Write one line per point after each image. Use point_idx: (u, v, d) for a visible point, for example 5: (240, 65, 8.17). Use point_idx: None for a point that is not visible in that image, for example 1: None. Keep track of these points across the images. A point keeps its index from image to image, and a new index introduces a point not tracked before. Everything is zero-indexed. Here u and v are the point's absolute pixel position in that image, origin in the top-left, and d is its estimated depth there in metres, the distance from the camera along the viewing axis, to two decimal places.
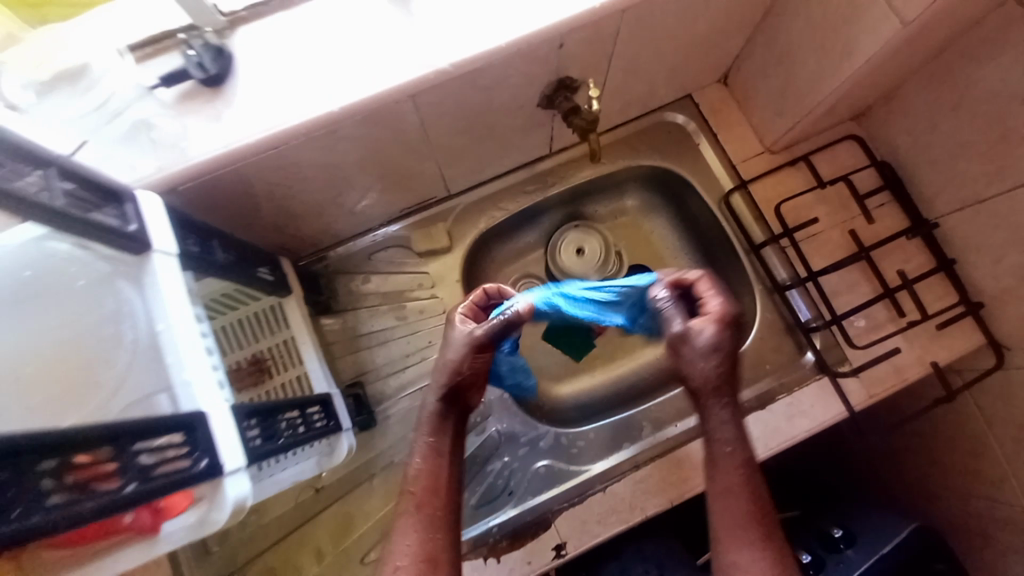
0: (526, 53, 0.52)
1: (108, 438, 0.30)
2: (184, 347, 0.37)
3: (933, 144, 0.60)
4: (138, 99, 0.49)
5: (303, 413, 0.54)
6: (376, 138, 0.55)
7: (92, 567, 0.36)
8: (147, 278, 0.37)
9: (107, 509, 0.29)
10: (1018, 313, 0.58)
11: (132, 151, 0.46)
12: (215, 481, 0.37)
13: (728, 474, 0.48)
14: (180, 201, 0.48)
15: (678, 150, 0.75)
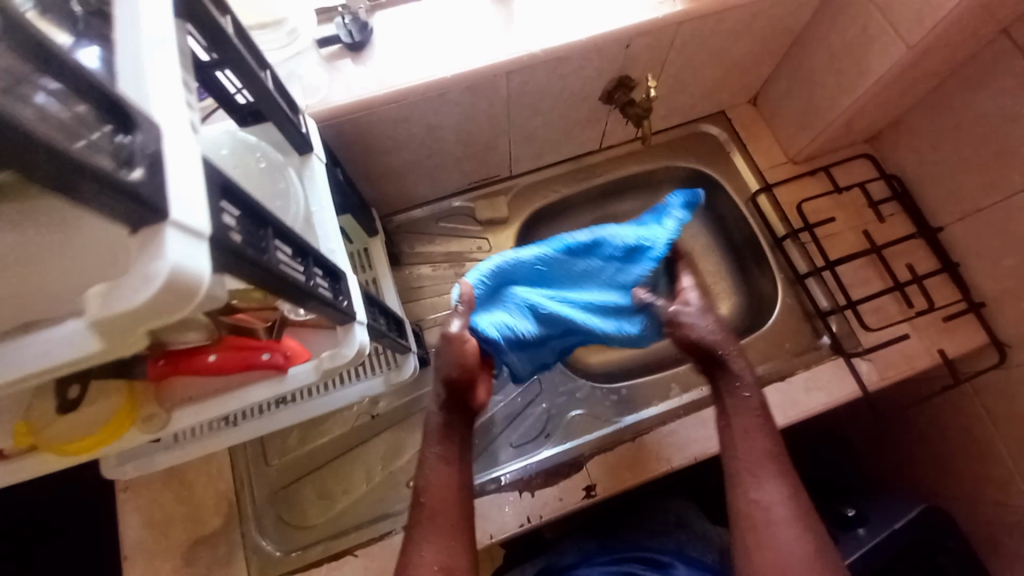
0: (600, 49, 0.66)
1: (304, 244, 0.36)
2: (331, 225, 0.47)
3: (935, 165, 0.79)
4: (304, 52, 0.62)
5: (389, 322, 0.62)
6: (473, 107, 0.68)
7: (233, 393, 0.46)
8: (307, 172, 0.48)
9: (304, 292, 0.35)
10: (1012, 310, 0.74)
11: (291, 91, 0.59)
12: (345, 326, 0.44)
13: (744, 417, 0.59)
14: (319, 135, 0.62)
15: (714, 156, 0.92)
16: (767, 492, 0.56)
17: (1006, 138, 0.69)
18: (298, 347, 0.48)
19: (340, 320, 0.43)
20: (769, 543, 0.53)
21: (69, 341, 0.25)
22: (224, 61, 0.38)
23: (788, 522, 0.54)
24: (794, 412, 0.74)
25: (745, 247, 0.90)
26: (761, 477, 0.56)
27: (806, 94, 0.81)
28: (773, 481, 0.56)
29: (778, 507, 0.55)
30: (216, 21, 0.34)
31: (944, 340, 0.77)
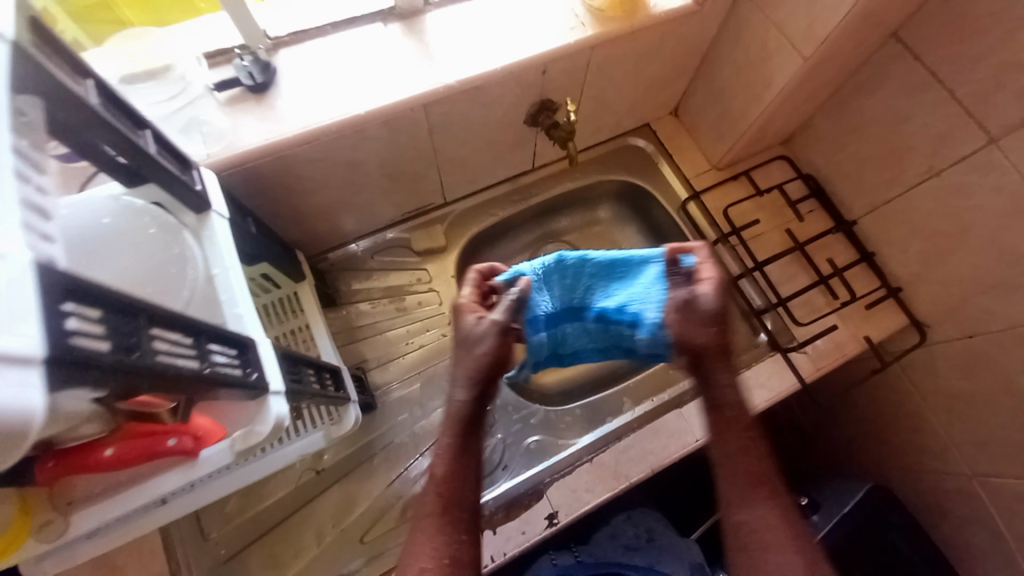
0: (519, 77, 0.65)
1: (193, 328, 0.34)
2: (236, 285, 0.44)
3: (841, 163, 0.84)
4: (201, 97, 0.58)
5: (320, 376, 0.58)
6: (394, 141, 0.66)
7: (141, 484, 0.42)
8: (205, 232, 0.45)
9: (195, 380, 0.33)
10: (925, 292, 0.80)
11: (183, 140, 0.55)
12: (259, 400, 0.41)
13: (739, 436, 0.50)
14: (223, 184, 0.57)
15: (644, 168, 0.94)
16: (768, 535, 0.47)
17: (898, 138, 0.74)
18: (211, 426, 0.44)
19: (251, 395, 0.40)
20: (761, 572, 0.46)
21: None
22: (85, 133, 0.34)
23: (780, 545, 0.46)
24: (741, 412, 0.77)
25: None
26: (744, 499, 0.49)
27: (721, 104, 0.84)
28: (766, 500, 0.48)
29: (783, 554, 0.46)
30: (79, 92, 0.32)
31: (868, 326, 0.82)
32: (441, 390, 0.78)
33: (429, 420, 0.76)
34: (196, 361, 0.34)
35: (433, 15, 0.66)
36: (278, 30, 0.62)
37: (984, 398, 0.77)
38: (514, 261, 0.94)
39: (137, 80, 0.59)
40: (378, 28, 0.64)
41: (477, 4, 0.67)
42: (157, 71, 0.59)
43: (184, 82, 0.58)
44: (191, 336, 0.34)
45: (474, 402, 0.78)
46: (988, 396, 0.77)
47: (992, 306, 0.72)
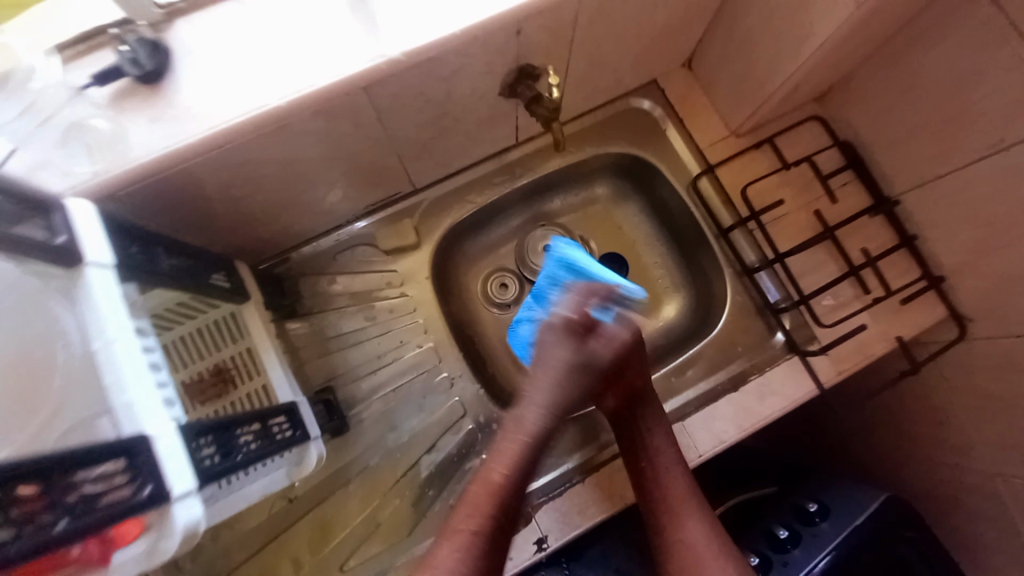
0: (484, 41, 0.51)
1: (39, 471, 0.30)
2: (122, 365, 0.36)
3: (888, 128, 0.69)
4: (69, 101, 0.47)
5: (264, 425, 0.52)
6: (335, 132, 0.53)
7: None
8: (79, 295, 0.37)
9: (39, 549, 0.29)
10: (972, 283, 0.69)
11: (65, 156, 0.45)
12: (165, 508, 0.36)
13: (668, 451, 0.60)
14: (124, 204, 0.47)
15: (650, 136, 0.80)
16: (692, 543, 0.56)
17: (965, 101, 0.59)
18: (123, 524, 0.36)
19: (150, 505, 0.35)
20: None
21: None
22: None
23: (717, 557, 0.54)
24: (750, 423, 0.70)
25: (691, 237, 0.81)
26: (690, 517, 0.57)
27: (744, 57, 0.68)
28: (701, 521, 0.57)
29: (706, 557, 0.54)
30: None
31: (901, 322, 0.72)
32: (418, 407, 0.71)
33: (406, 441, 0.70)
34: (52, 505, 0.31)
35: None
36: None
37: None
38: (500, 250, 0.83)
39: None
40: None
41: None
42: None
43: (42, 87, 0.47)
44: (39, 480, 0.30)
45: (455, 420, 0.70)
46: None
47: None
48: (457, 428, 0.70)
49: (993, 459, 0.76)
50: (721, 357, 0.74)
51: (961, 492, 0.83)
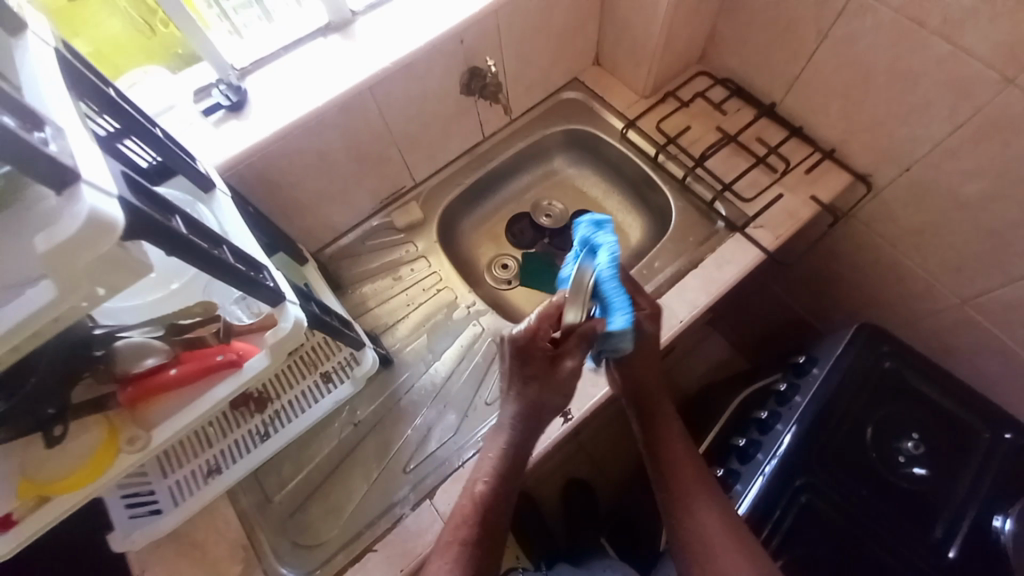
0: (441, 48, 0.79)
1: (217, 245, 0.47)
2: (245, 236, 0.54)
3: (750, 56, 0.94)
4: (196, 121, 0.72)
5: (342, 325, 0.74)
6: (352, 127, 0.79)
7: (203, 395, 0.51)
8: (214, 205, 0.56)
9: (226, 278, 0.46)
10: (851, 142, 0.87)
11: (205, 146, 0.70)
12: (279, 307, 0.53)
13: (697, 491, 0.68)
14: (235, 179, 0.72)
15: (582, 114, 1.04)
16: (701, 520, 0.65)
17: (783, 15, 0.84)
18: (248, 347, 0.54)
19: (271, 297, 0.52)
20: None
21: (34, 298, 0.32)
22: (125, 127, 0.49)
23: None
24: (715, 288, 0.84)
25: (635, 176, 1.02)
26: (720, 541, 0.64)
27: (628, 36, 0.95)
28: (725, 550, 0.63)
29: (716, 533, 0.64)
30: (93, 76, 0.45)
31: (813, 188, 0.89)
32: (448, 334, 0.87)
33: (440, 358, 0.85)
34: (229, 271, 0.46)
35: (361, 21, 0.81)
36: (242, 60, 0.77)
37: (942, 219, 0.82)
38: (487, 223, 1.07)
39: (166, 113, 0.73)
40: (319, 41, 0.79)
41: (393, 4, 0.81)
42: (166, 108, 0.73)
43: (188, 111, 0.73)
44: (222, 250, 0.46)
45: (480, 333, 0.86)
46: (942, 215, 0.82)
47: (912, 130, 0.78)
48: (481, 339, 0.86)
49: (947, 284, 0.88)
50: (681, 252, 0.90)
51: (950, 330, 0.93)
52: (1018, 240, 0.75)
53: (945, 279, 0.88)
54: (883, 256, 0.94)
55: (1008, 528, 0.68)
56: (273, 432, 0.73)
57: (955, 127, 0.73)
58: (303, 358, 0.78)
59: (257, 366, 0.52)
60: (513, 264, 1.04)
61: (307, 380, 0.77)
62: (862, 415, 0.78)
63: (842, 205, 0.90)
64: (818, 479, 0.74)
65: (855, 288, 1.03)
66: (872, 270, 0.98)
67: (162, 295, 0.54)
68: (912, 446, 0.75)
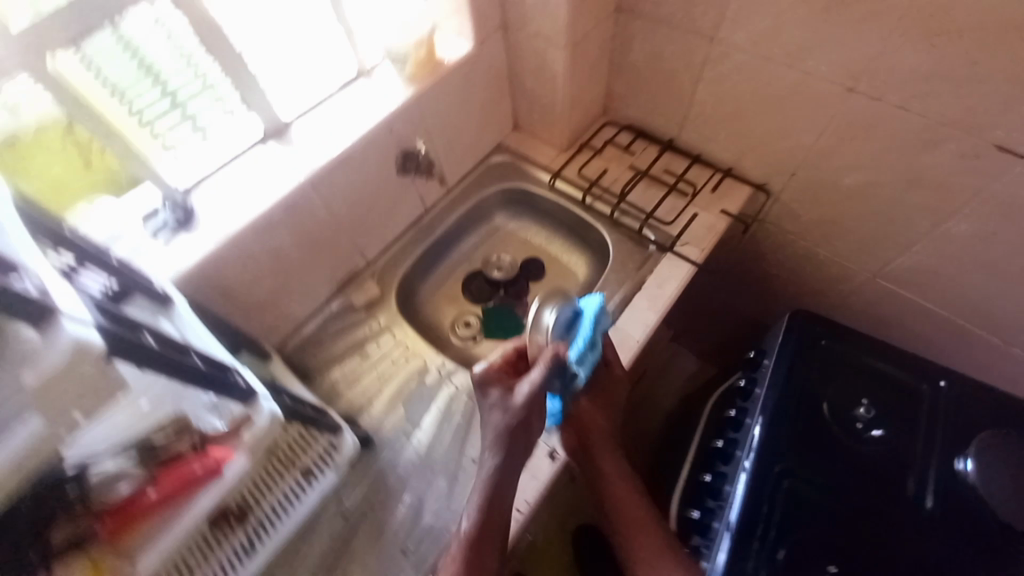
0: (372, 138, 0.87)
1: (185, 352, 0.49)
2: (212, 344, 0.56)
3: (644, 104, 1.08)
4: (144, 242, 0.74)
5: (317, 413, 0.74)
6: (300, 222, 0.83)
7: (191, 507, 0.54)
8: (177, 317, 0.57)
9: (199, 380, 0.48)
10: (743, 159, 1.01)
11: (156, 263, 0.72)
12: (252, 403, 0.56)
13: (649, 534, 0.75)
14: (190, 290, 0.74)
15: (512, 173, 1.14)
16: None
17: (662, 68, 0.99)
18: (225, 452, 0.55)
19: (243, 395, 0.54)
20: None
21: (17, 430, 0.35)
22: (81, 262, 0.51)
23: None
24: (661, 305, 0.92)
25: (570, 219, 1.11)
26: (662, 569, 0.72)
27: (538, 103, 1.08)
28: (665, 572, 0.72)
29: None
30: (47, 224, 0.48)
31: (722, 203, 1.02)
32: (423, 400, 0.88)
33: (420, 425, 0.85)
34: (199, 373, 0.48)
35: (295, 127, 0.88)
36: (183, 179, 0.80)
37: (831, 209, 0.96)
38: (444, 287, 1.12)
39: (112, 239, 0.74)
40: (259, 151, 0.85)
41: (323, 109, 0.90)
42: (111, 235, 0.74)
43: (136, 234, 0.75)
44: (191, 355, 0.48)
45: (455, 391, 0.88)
46: (831, 206, 0.96)
47: (787, 142, 0.93)
48: (457, 399, 0.87)
49: (853, 263, 1.01)
50: (625, 278, 0.98)
51: (868, 301, 1.05)
52: (897, 215, 0.89)
53: (850, 259, 1.01)
54: (796, 249, 1.07)
55: (970, 468, 0.75)
56: (259, 544, 0.70)
57: (817, 135, 0.88)
58: (278, 460, 0.74)
59: (238, 468, 0.55)
60: (475, 320, 1.08)
61: (286, 482, 0.74)
62: (817, 393, 0.85)
63: (750, 212, 1.02)
64: (794, 462, 0.79)
65: (782, 281, 1.15)
66: (791, 263, 1.10)
67: (128, 415, 0.47)
68: (866, 411, 0.82)
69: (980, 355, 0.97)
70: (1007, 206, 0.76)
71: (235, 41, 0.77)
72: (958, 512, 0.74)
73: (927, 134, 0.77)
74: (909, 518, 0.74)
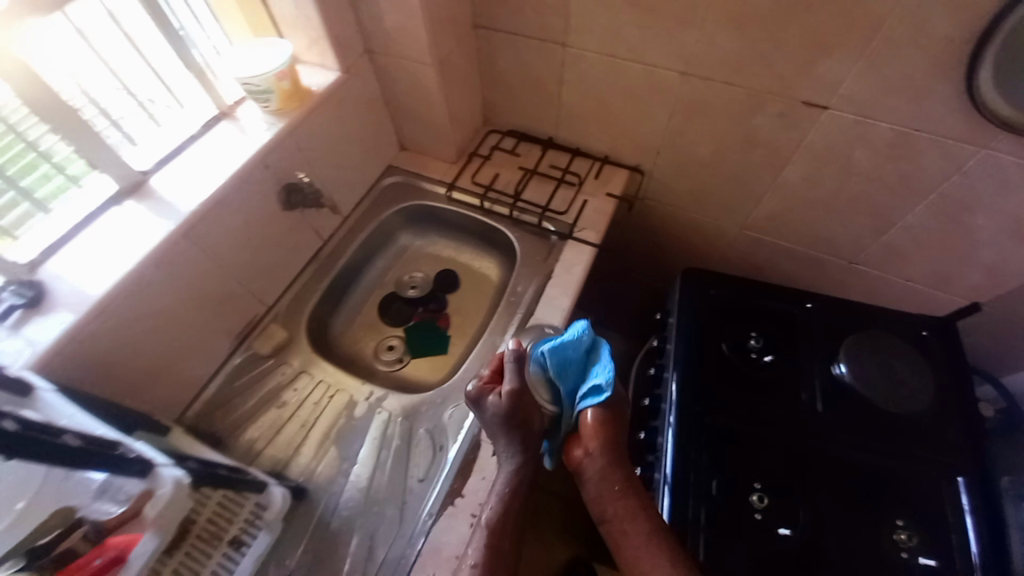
0: (247, 176, 0.82)
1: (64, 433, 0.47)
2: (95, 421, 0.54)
3: (519, 109, 1.15)
4: None
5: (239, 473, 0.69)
6: (181, 276, 0.77)
7: None
8: (50, 405, 0.54)
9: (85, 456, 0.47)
10: (616, 146, 1.12)
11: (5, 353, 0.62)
12: (153, 475, 0.54)
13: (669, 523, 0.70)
14: (55, 375, 0.64)
15: (408, 192, 1.14)
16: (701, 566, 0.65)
17: (528, 74, 1.06)
18: (127, 536, 0.50)
19: (139, 468, 0.52)
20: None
21: None
22: None
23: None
24: (572, 289, 0.98)
25: (472, 226, 1.14)
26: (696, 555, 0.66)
27: (419, 122, 1.10)
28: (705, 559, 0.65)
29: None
30: None
31: (607, 188, 1.11)
32: (355, 434, 0.84)
33: (358, 459, 0.81)
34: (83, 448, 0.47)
35: (155, 178, 0.81)
36: (26, 254, 0.70)
37: (696, 178, 1.09)
38: (360, 317, 1.08)
39: None
40: (115, 210, 0.77)
41: (184, 155, 0.84)
42: None
43: None
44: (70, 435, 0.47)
45: (386, 415, 0.86)
46: (696, 175, 1.08)
47: (648, 126, 1.04)
48: (392, 422, 0.85)
49: (724, 221, 1.15)
50: (536, 272, 1.02)
51: (744, 252, 1.20)
52: (747, 173, 1.03)
53: (720, 219, 1.15)
54: (677, 218, 1.19)
55: (845, 371, 0.89)
56: None
57: (669, 115, 1.00)
58: (201, 537, 0.65)
59: (147, 549, 0.50)
60: (399, 343, 1.05)
61: (215, 557, 0.66)
62: (715, 336, 0.95)
63: (631, 191, 1.13)
64: (711, 402, 0.88)
65: (673, 249, 1.27)
66: (676, 231, 1.23)
67: (10, 521, 0.44)
68: (756, 341, 0.94)
69: (835, 276, 1.15)
70: (823, 150, 0.92)
71: (60, 90, 0.69)
72: (843, 409, 0.87)
73: (751, 102, 0.91)
74: (807, 423, 0.86)
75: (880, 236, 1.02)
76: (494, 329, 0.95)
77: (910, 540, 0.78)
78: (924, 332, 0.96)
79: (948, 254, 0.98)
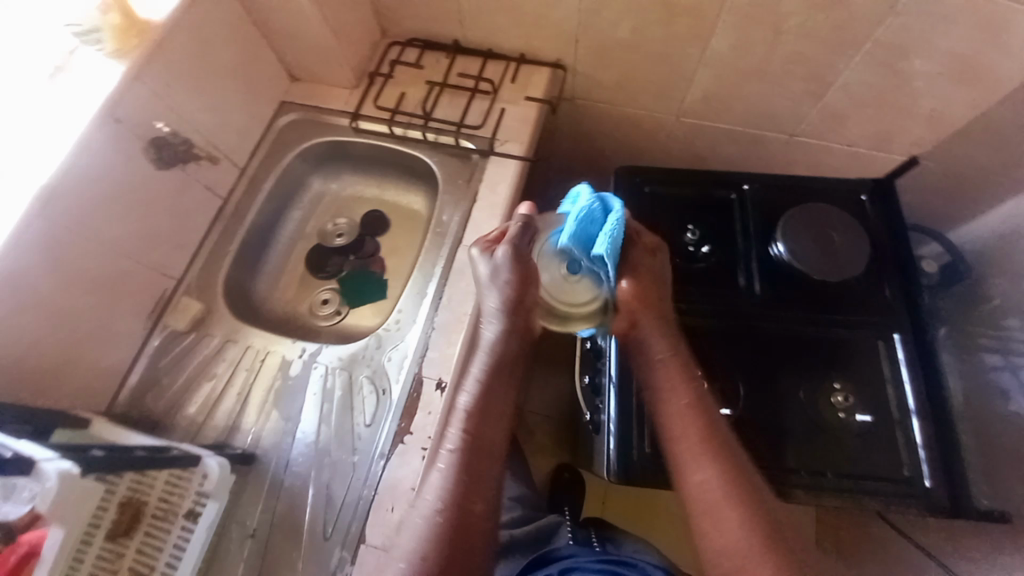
0: (98, 135, 0.72)
1: None
2: None
3: (415, 12, 1.00)
4: None
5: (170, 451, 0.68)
6: (54, 260, 0.69)
7: None
8: None
9: None
10: (529, 40, 0.99)
11: None
12: (37, 470, 0.52)
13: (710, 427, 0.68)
14: None
15: (308, 128, 1.02)
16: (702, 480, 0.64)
17: None
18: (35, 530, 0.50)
19: (20, 467, 0.50)
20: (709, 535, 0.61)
21: None
22: None
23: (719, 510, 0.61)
24: (499, 208, 0.92)
25: (386, 157, 1.04)
26: (701, 464, 0.64)
27: (301, 43, 0.96)
28: (711, 469, 0.64)
29: (705, 493, 0.62)
30: None
31: (526, 91, 1.01)
32: (294, 393, 0.81)
33: (301, 417, 0.79)
34: None
35: None
36: None
37: (620, 64, 0.99)
38: (286, 274, 1.02)
39: None
40: None
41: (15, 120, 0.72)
42: None
43: None
44: None
45: (323, 368, 0.83)
46: (620, 61, 0.98)
47: (558, 9, 0.92)
48: (330, 373, 0.82)
49: (657, 110, 1.06)
50: (460, 195, 0.94)
51: (682, 141, 1.13)
52: (672, 49, 0.93)
53: (652, 108, 1.06)
54: (607, 116, 1.11)
55: (783, 248, 0.87)
56: None
57: None
58: (156, 515, 0.63)
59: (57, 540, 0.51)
60: (332, 294, 1.00)
61: (173, 530, 0.66)
62: (651, 234, 0.92)
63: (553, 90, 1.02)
64: None
65: (610, 150, 1.20)
66: (610, 130, 1.14)
67: None
68: (693, 234, 0.91)
69: (778, 154, 1.10)
70: (749, 8, 0.83)
71: None
72: (782, 288, 0.87)
73: None
74: (746, 306, 0.86)
75: (818, 101, 0.96)
76: (423, 265, 0.90)
77: (847, 401, 0.81)
78: (864, 197, 0.93)
79: (887, 110, 0.94)
